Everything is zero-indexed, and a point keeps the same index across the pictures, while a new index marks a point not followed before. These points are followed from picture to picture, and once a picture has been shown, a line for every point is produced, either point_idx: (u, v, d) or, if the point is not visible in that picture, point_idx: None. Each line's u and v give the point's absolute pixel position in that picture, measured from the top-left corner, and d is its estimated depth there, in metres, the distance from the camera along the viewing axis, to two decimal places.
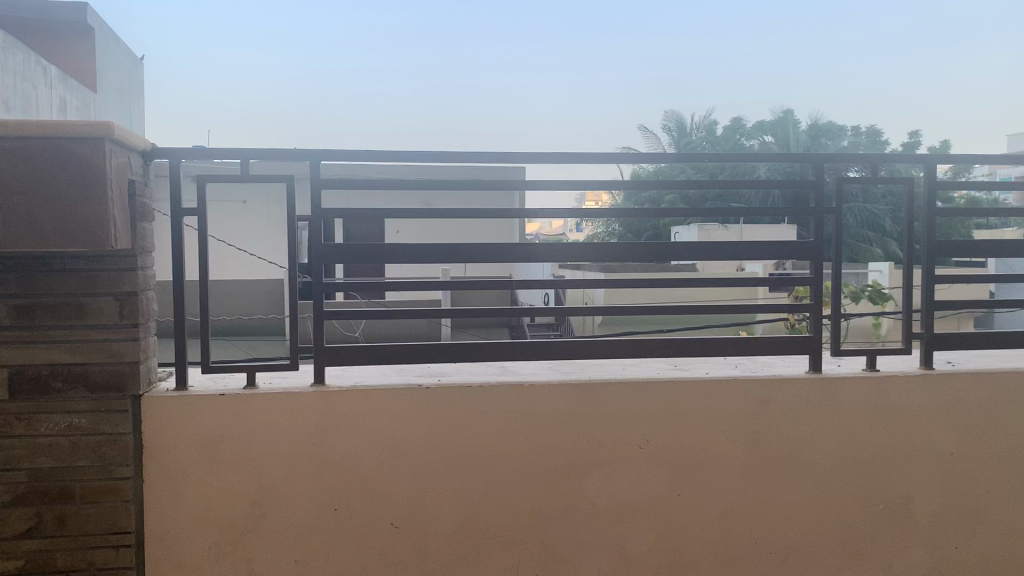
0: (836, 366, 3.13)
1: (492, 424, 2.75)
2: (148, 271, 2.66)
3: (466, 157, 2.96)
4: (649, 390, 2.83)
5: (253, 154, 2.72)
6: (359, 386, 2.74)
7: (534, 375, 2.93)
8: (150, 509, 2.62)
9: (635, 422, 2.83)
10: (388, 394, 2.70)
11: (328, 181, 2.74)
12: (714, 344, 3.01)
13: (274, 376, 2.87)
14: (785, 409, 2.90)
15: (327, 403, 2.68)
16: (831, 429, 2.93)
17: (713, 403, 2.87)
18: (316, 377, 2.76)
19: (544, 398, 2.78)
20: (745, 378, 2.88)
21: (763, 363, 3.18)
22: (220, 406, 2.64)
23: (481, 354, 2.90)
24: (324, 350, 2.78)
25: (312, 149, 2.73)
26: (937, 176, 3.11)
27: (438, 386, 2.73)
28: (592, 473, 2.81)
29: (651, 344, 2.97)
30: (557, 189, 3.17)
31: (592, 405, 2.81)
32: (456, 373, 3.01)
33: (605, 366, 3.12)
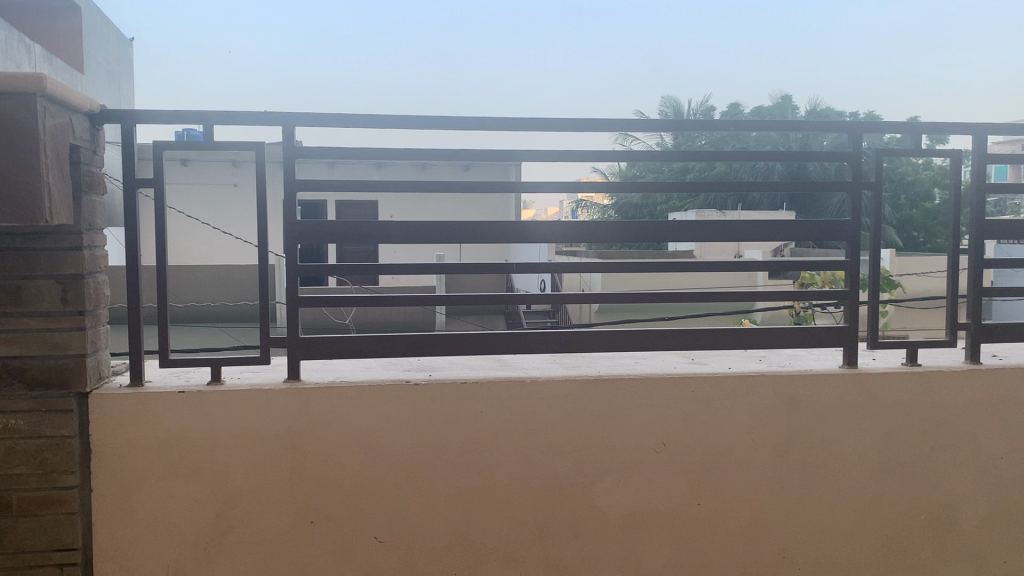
0: (871, 360, 2.82)
1: (489, 424, 2.44)
2: (97, 251, 2.34)
3: (462, 123, 2.64)
4: (667, 387, 2.52)
5: (218, 117, 2.40)
6: (338, 381, 2.42)
7: (536, 370, 2.61)
8: (100, 522, 2.30)
9: (649, 424, 2.52)
10: (372, 390, 2.39)
11: (305, 148, 2.42)
12: (736, 334, 2.70)
13: (244, 369, 2.55)
14: (817, 407, 2.59)
15: (301, 400, 2.36)
16: (868, 430, 2.62)
17: (734, 401, 2.56)
18: (289, 371, 2.44)
19: (548, 396, 2.47)
20: (771, 374, 2.57)
21: (791, 357, 2.87)
22: (179, 405, 2.32)
23: (478, 346, 2.58)
24: (299, 341, 2.46)
25: (284, 111, 2.40)
26: (986, 149, 2.79)
27: (428, 382, 2.42)
28: (601, 480, 2.50)
29: (664, 335, 2.66)
30: (563, 161, 2.85)
31: (600, 404, 2.50)
32: (449, 366, 2.70)
33: (616, 359, 2.81)
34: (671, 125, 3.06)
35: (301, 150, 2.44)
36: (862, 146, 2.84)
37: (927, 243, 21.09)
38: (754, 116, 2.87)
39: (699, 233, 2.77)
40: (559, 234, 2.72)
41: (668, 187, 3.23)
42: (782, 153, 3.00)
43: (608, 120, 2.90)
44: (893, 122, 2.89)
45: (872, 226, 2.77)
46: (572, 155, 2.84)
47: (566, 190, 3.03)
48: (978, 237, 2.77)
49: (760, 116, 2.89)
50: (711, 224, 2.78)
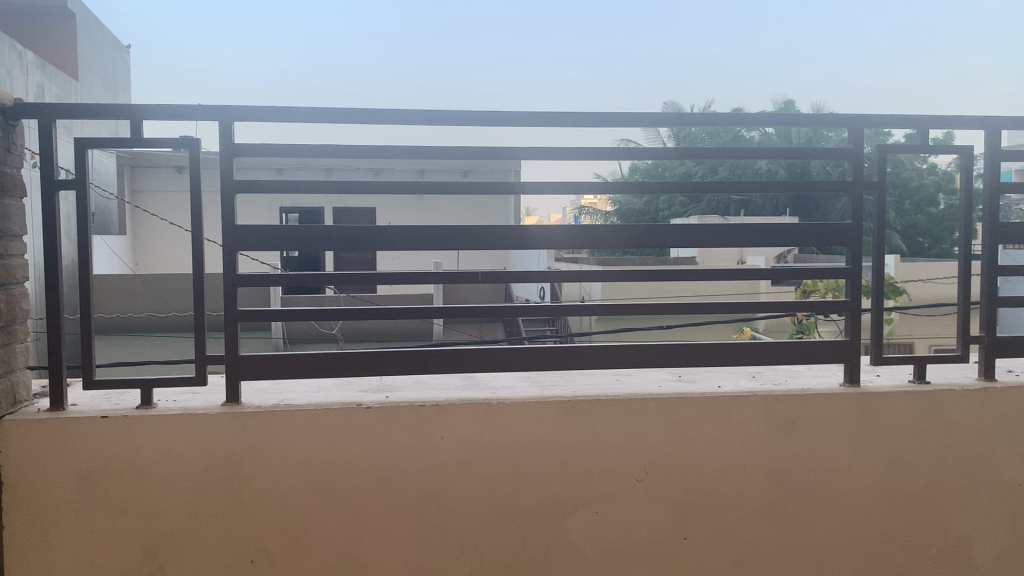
0: (876, 377, 2.57)
1: (452, 452, 2.20)
2: (14, 261, 2.11)
3: (425, 118, 2.38)
4: (651, 408, 2.28)
5: (149, 113, 2.19)
6: (282, 404, 2.18)
7: (505, 390, 2.37)
8: (13, 563, 2.06)
9: (630, 449, 2.27)
10: (319, 414, 2.15)
11: (245, 147, 2.20)
12: (730, 349, 2.45)
13: (183, 390, 2.31)
14: (814, 430, 2.35)
15: (240, 426, 2.12)
16: (871, 453, 2.37)
17: (723, 424, 2.31)
18: (228, 394, 2.20)
19: (516, 419, 2.22)
20: (764, 394, 2.33)
21: (790, 374, 2.62)
22: (103, 432, 2.08)
23: (442, 364, 2.34)
24: (239, 359, 2.22)
25: (222, 105, 2.18)
26: (1000, 147, 2.54)
27: (382, 405, 2.18)
28: (576, 512, 2.26)
29: (648, 351, 2.42)
30: (543, 160, 2.59)
31: (576, 428, 2.25)
32: (412, 385, 2.46)
33: (598, 377, 2.55)
34: (657, 120, 2.80)
35: (240, 148, 2.21)
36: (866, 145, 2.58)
37: (931, 248, 20.89)
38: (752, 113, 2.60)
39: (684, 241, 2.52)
40: (532, 242, 2.48)
41: (656, 188, 2.97)
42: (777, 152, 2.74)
43: (590, 113, 2.64)
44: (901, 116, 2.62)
45: (875, 231, 2.52)
46: (550, 153, 2.58)
47: (545, 192, 2.77)
48: (992, 241, 2.52)
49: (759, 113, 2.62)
50: (699, 229, 2.53)
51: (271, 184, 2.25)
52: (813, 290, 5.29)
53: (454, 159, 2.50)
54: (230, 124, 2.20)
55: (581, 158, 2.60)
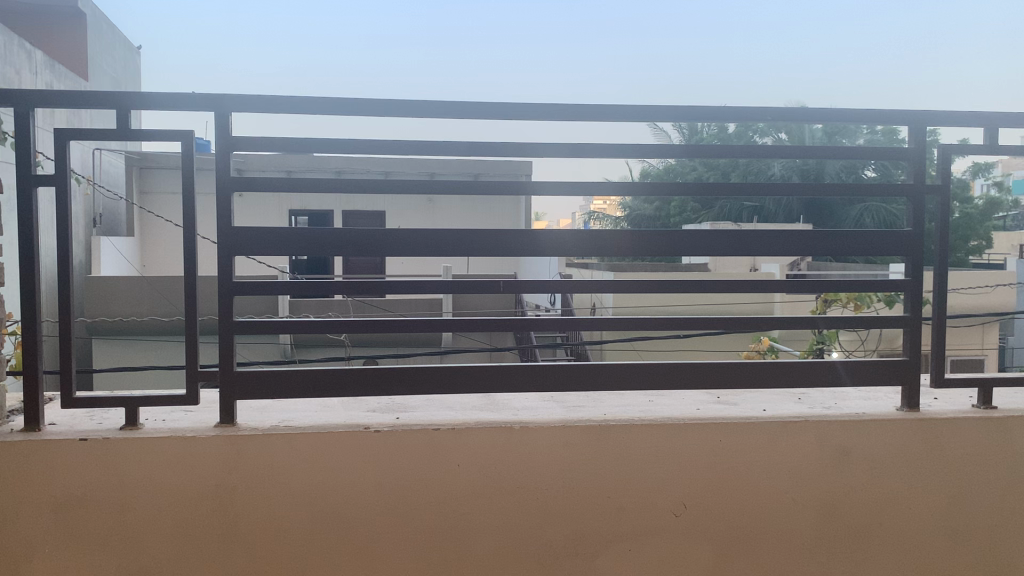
0: (933, 400, 2.34)
1: (470, 482, 1.97)
2: None
3: (440, 111, 2.17)
4: (690, 433, 2.05)
5: (137, 102, 1.99)
6: (282, 427, 1.96)
7: (528, 411, 2.15)
8: None
9: (666, 480, 2.04)
10: (324, 438, 1.93)
11: (243, 140, 1.99)
12: (777, 370, 2.22)
13: (173, 410, 2.10)
14: (871, 459, 2.12)
15: (235, 451, 1.91)
16: (934, 488, 2.14)
17: (770, 453, 2.09)
18: (222, 415, 1.99)
19: (541, 444, 2.00)
20: (817, 419, 2.10)
21: (839, 396, 2.39)
22: (81, 455, 1.87)
23: (459, 383, 2.12)
24: (233, 376, 2.00)
25: (217, 93, 1.98)
26: None
27: (392, 429, 1.96)
28: (607, 550, 2.03)
29: (684, 371, 2.19)
30: (567, 158, 2.37)
31: (607, 456, 2.03)
32: (425, 405, 2.24)
33: (627, 398, 2.33)
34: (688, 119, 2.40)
35: (238, 141, 2.00)
36: (934, 146, 2.25)
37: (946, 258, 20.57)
38: (803, 110, 2.25)
39: (726, 249, 2.28)
40: (558, 249, 2.25)
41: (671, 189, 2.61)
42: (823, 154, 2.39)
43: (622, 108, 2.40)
44: (971, 112, 2.31)
45: (939, 240, 2.29)
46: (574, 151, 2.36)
47: (567, 193, 2.55)
48: None
49: (810, 109, 2.27)
50: (742, 237, 2.28)
51: (272, 181, 2.04)
52: (835, 301, 5.01)
53: (471, 156, 2.28)
54: (227, 114, 1.99)
55: (608, 157, 2.38)
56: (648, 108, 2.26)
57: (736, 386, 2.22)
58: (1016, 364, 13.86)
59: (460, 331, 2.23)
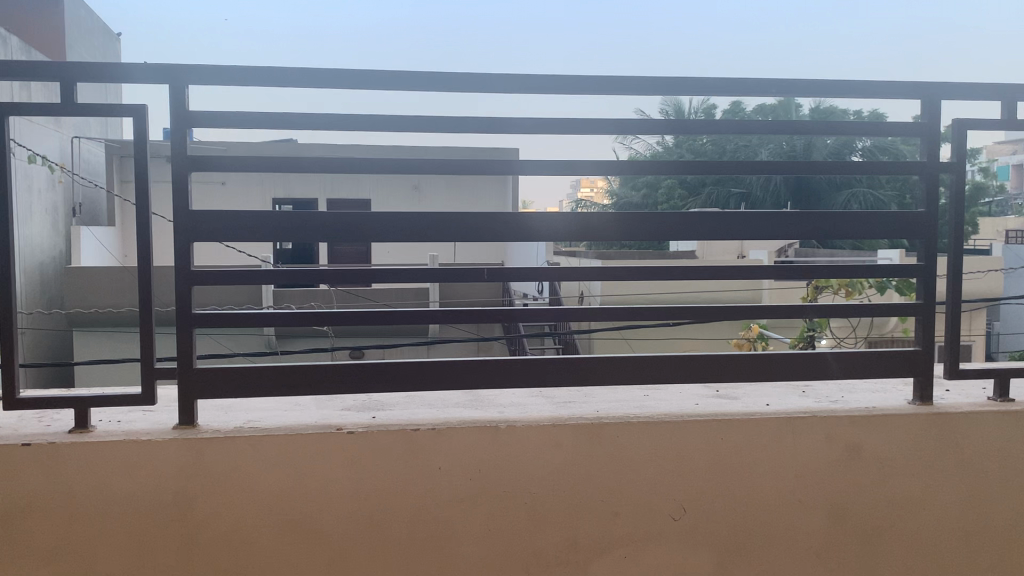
0: (945, 393, 2.21)
1: (453, 488, 1.82)
2: None
3: (421, 82, 2.00)
4: (691, 430, 1.91)
5: (81, 75, 1.83)
6: (248, 429, 1.80)
7: (515, 408, 2.00)
8: None
9: (666, 480, 1.90)
10: (293, 440, 1.77)
11: (202, 116, 1.82)
12: (785, 362, 2.08)
13: (131, 410, 1.94)
14: (882, 455, 1.98)
15: (197, 454, 1.74)
16: (949, 488, 2.00)
17: (776, 450, 1.94)
18: (183, 415, 1.83)
19: (530, 443, 1.85)
20: (825, 415, 1.96)
21: (847, 390, 2.25)
22: (26, 461, 1.70)
23: (443, 380, 1.96)
24: (194, 374, 1.83)
25: (170, 64, 1.81)
26: None
27: (367, 431, 1.80)
28: (602, 557, 1.88)
29: (682, 364, 2.04)
30: (556, 135, 2.21)
31: (603, 458, 1.88)
32: (404, 403, 2.08)
33: (621, 393, 2.18)
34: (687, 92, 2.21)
35: (196, 118, 1.83)
36: (949, 121, 2.12)
37: None
38: (808, 78, 2.12)
39: (728, 233, 2.14)
40: (554, 233, 2.09)
41: (656, 170, 2.41)
42: (827, 129, 2.22)
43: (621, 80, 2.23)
44: (986, 85, 2.18)
45: (951, 220, 2.16)
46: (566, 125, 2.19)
47: (558, 172, 2.38)
48: None
49: (816, 79, 2.12)
50: (745, 219, 2.13)
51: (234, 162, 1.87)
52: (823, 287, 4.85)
53: (457, 131, 2.12)
54: (182, 88, 1.82)
55: (598, 133, 2.22)
56: (646, 79, 2.10)
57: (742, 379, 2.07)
58: (1004, 349, 13.83)
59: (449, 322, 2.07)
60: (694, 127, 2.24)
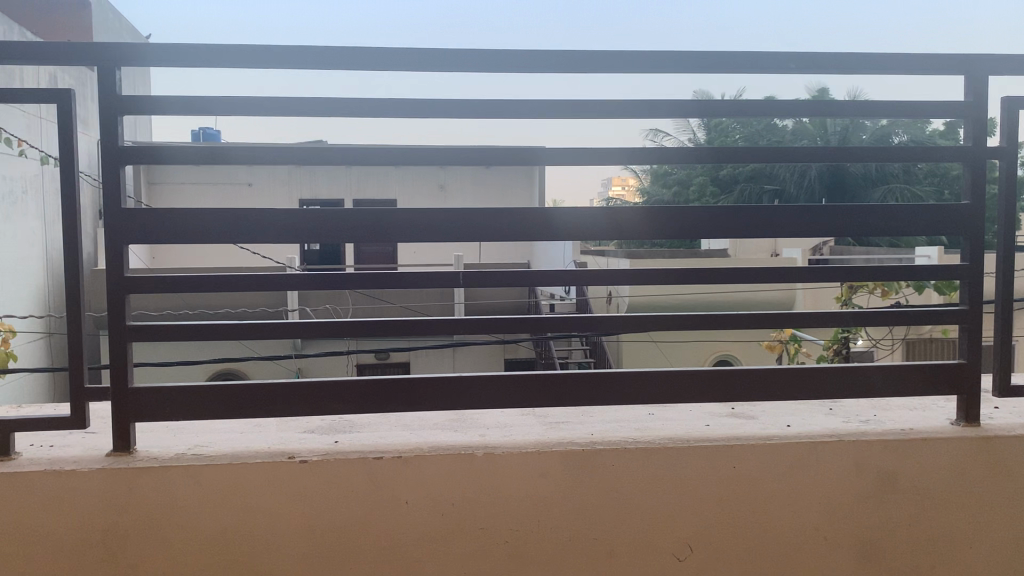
0: (993, 413, 1.93)
1: (423, 526, 1.59)
2: None
3: (404, 58, 1.78)
4: (698, 459, 1.66)
5: (2, 56, 1.66)
6: (191, 458, 1.59)
7: (499, 432, 1.76)
8: None
9: (669, 515, 1.65)
10: (238, 471, 1.55)
11: (135, 99, 1.64)
12: (813, 378, 1.82)
13: (69, 435, 1.73)
14: (922, 486, 1.71)
15: (129, 486, 1.53)
16: (999, 523, 1.73)
17: (798, 480, 1.68)
18: (117, 440, 1.62)
19: (511, 473, 1.61)
20: (854, 439, 1.70)
21: (883, 410, 1.98)
22: None
23: (421, 400, 1.72)
24: (130, 394, 1.63)
25: (103, 47, 1.63)
26: None
27: (324, 459, 1.58)
28: None
29: (690, 382, 1.79)
30: (561, 117, 1.96)
31: (596, 491, 1.63)
32: (377, 424, 1.86)
33: (624, 412, 1.94)
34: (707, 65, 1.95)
35: (129, 103, 1.65)
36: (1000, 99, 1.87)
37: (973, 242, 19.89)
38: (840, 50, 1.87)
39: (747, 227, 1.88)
40: (558, 230, 1.85)
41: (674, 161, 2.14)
42: (864, 110, 1.95)
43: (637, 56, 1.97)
44: None
45: (1003, 212, 1.89)
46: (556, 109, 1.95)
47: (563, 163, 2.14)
48: None
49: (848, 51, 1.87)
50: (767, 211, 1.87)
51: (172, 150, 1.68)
52: (856, 290, 4.56)
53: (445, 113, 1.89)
54: (113, 71, 1.65)
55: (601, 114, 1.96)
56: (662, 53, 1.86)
57: (764, 398, 1.81)
58: None
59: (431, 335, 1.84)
60: (712, 108, 1.98)
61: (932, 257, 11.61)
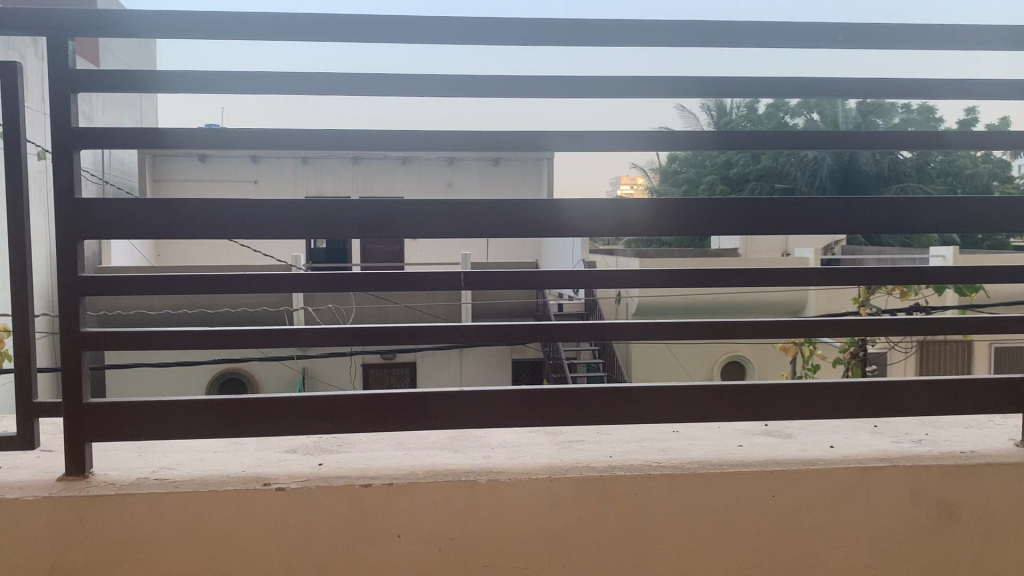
0: None
1: (417, 565, 1.39)
2: None
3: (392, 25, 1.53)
4: (731, 489, 1.46)
5: None
6: (155, 484, 1.40)
7: (504, 453, 1.56)
8: None
9: (695, 548, 1.44)
10: (205, 499, 1.36)
11: (91, 78, 1.46)
12: (860, 394, 1.61)
13: (23, 456, 1.55)
14: (985, 516, 1.51)
15: (80, 518, 1.34)
16: None
17: (845, 509, 1.48)
18: (70, 463, 1.44)
19: (516, 502, 1.41)
20: (909, 465, 1.50)
21: (935, 427, 1.78)
22: None
23: (418, 418, 1.52)
24: (81, 413, 1.44)
25: (56, 18, 1.45)
26: None
27: (304, 487, 1.38)
28: None
29: (720, 398, 1.59)
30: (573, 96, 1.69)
31: (616, 525, 1.43)
32: (368, 442, 1.66)
33: (644, 429, 1.73)
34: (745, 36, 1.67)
35: (83, 81, 1.46)
36: None
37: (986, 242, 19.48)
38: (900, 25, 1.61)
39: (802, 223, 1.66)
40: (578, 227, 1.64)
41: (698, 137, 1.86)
42: (926, 91, 1.74)
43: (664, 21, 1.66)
44: None
45: None
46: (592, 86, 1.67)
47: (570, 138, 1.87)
48: None
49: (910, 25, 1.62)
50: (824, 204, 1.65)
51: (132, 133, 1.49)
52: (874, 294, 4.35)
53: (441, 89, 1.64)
54: (63, 44, 1.46)
55: (637, 98, 1.70)
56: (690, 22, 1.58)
57: (807, 416, 1.60)
58: None
59: (430, 344, 1.64)
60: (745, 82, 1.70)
61: (948, 256, 11.31)
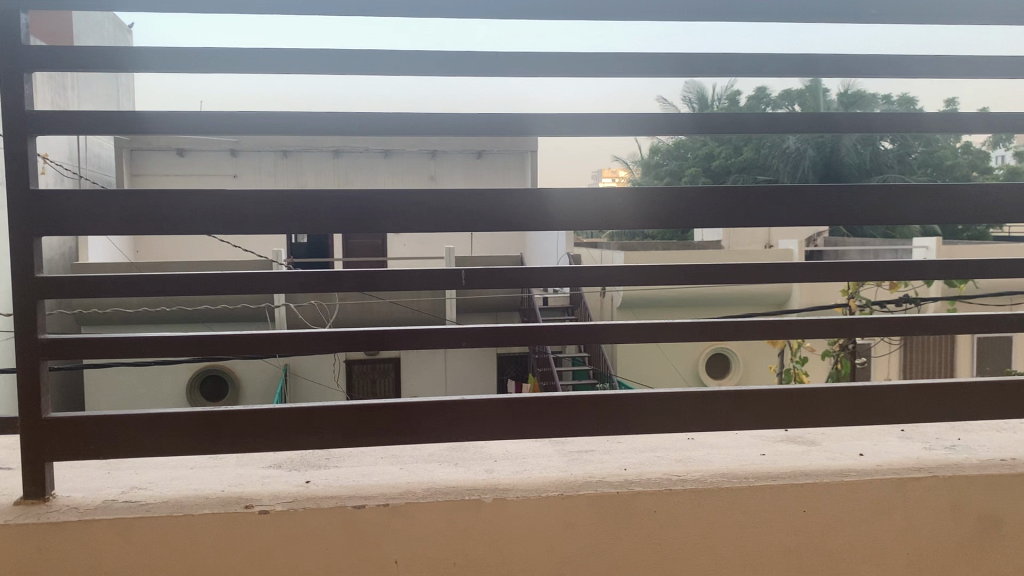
0: None
1: None
2: None
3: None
4: (763, 501, 1.34)
5: None
6: (126, 507, 1.26)
7: (508, 467, 1.43)
8: None
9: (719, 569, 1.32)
10: (181, 524, 1.22)
11: (49, 55, 1.32)
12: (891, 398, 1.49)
13: None
14: None
15: (40, 547, 1.20)
16: None
17: (880, 523, 1.36)
18: (29, 484, 1.30)
19: (524, 522, 1.28)
20: (949, 476, 1.38)
21: (967, 432, 1.67)
22: None
23: (419, 429, 1.38)
24: (40, 430, 1.30)
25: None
26: None
27: (292, 509, 1.25)
28: None
29: (741, 404, 1.46)
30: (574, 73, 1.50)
31: (634, 545, 1.30)
32: (360, 456, 1.53)
33: (657, 437, 1.61)
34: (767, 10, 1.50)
35: (38, 58, 1.32)
36: None
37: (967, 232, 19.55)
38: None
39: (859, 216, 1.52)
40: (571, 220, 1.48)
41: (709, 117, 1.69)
42: (975, 66, 1.58)
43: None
44: None
45: None
46: (620, 63, 1.51)
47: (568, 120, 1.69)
48: None
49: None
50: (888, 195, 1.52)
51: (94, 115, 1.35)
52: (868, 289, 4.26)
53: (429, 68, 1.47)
54: (16, 15, 1.31)
55: (663, 74, 1.52)
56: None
57: (840, 423, 1.47)
58: None
59: (427, 349, 1.49)
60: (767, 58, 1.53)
61: (933, 247, 11.28)
